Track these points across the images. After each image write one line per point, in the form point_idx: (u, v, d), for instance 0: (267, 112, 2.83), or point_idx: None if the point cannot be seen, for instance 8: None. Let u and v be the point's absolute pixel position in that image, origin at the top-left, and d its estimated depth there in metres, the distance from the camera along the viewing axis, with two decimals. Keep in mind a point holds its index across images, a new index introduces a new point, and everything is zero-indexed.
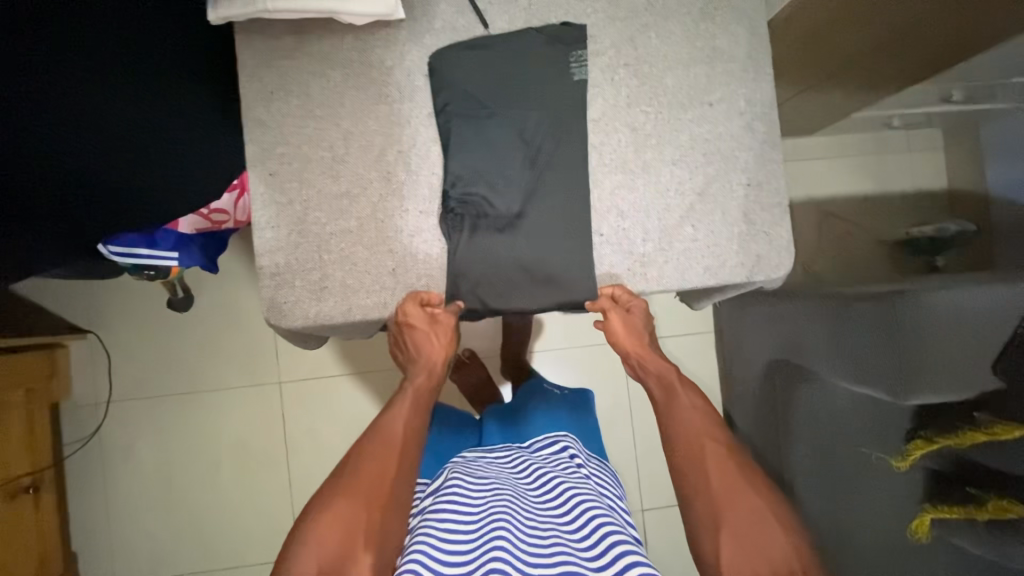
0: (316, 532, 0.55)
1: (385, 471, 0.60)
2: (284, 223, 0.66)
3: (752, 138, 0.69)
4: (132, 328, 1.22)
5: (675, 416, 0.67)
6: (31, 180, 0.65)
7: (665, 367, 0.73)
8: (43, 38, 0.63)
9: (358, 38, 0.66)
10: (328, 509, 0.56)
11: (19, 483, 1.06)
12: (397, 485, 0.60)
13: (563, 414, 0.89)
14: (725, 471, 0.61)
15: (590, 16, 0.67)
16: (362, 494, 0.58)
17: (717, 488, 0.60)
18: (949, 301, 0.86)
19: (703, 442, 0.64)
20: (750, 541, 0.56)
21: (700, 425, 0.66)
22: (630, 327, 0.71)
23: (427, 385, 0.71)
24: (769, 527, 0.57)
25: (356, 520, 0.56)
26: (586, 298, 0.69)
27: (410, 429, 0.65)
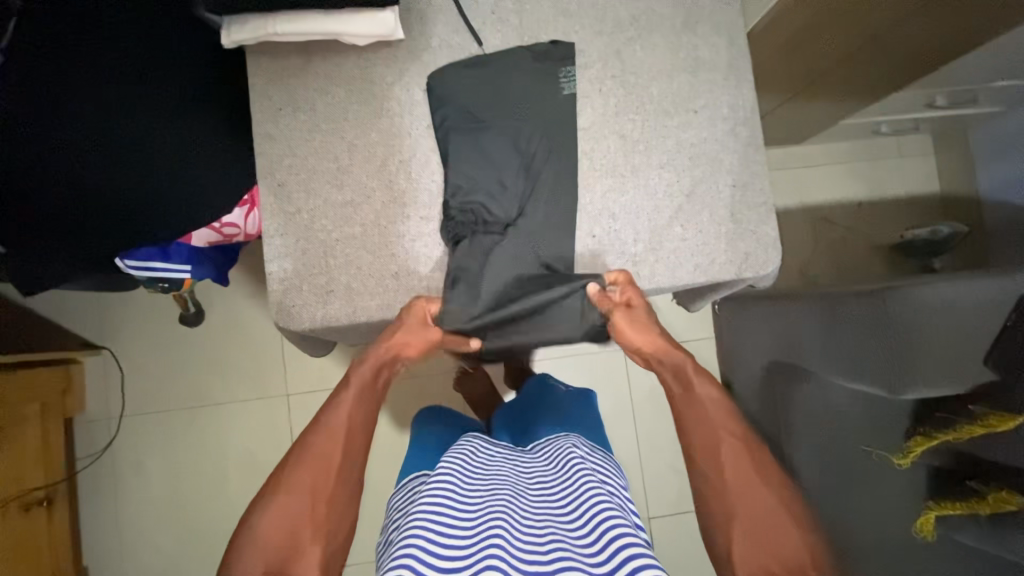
0: (261, 531, 0.55)
1: (329, 462, 0.61)
2: (292, 231, 0.68)
3: (735, 141, 0.72)
4: (145, 344, 1.25)
5: (693, 408, 0.67)
6: (96, 198, 0.79)
7: (678, 359, 0.73)
8: (117, 92, 0.81)
9: (360, 58, 0.70)
10: (275, 507, 0.57)
11: (33, 495, 1.09)
12: (342, 480, 0.60)
13: (566, 414, 0.91)
14: (740, 465, 0.61)
15: (578, 33, 0.72)
16: (307, 489, 0.58)
17: (731, 479, 0.61)
18: (938, 297, 0.88)
19: (719, 436, 0.64)
20: (759, 535, 0.57)
21: (720, 420, 0.66)
22: (640, 325, 0.69)
23: (370, 379, 0.69)
24: (781, 523, 0.57)
25: (302, 512, 0.57)
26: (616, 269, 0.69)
27: (355, 423, 0.65)
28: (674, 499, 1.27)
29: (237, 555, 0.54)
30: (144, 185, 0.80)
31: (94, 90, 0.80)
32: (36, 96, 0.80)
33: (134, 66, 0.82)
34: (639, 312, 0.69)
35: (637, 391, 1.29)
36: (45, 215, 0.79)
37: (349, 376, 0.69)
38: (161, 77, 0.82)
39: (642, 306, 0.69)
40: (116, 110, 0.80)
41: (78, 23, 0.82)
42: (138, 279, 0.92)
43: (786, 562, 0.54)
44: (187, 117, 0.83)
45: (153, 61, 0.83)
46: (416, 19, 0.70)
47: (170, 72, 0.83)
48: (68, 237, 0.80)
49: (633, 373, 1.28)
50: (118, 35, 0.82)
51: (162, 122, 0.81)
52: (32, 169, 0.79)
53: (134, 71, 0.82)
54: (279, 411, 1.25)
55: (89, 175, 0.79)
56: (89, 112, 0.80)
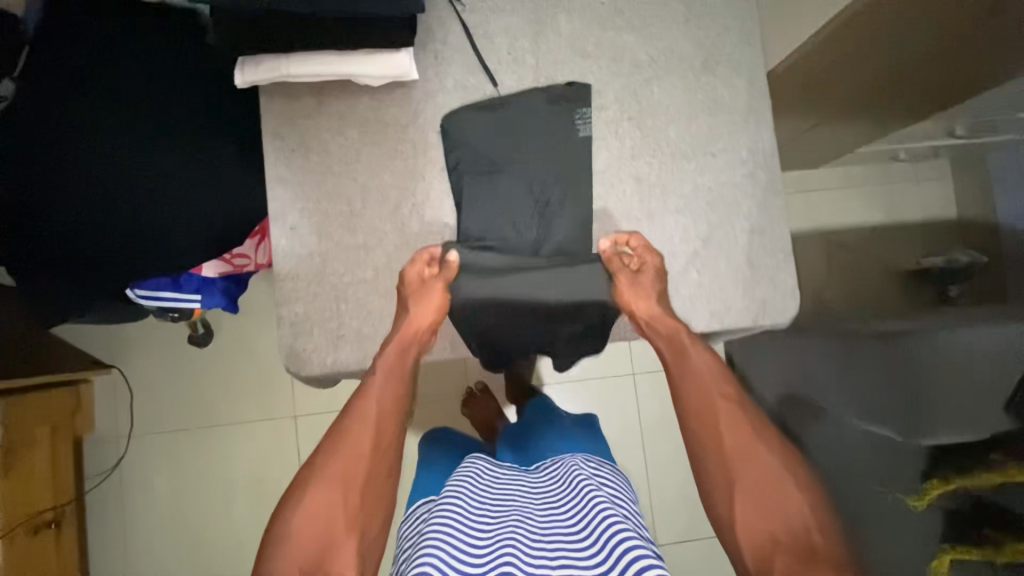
0: (297, 523, 0.58)
1: (360, 452, 0.63)
2: (302, 274, 0.67)
3: (754, 186, 0.71)
4: (154, 362, 1.25)
5: (689, 379, 0.69)
6: (107, 230, 0.79)
7: (673, 324, 0.69)
8: (130, 124, 0.80)
9: (374, 98, 0.69)
10: (309, 502, 0.59)
11: (43, 517, 1.09)
12: (373, 472, 0.63)
13: (571, 432, 0.91)
14: (740, 431, 0.65)
15: (595, 74, 0.71)
16: (340, 483, 0.61)
17: (730, 448, 0.64)
18: (958, 344, 0.87)
19: (717, 403, 0.67)
20: (763, 500, 0.60)
21: (716, 388, 0.68)
22: (641, 291, 0.69)
23: (398, 358, 0.67)
24: (780, 483, 0.61)
25: (335, 505, 0.59)
26: (603, 240, 0.69)
27: (384, 410, 0.66)
28: (681, 526, 1.26)
29: (275, 545, 0.57)
30: (158, 219, 0.80)
31: (104, 121, 0.80)
32: (46, 127, 0.80)
33: (147, 99, 0.82)
34: (645, 279, 0.69)
35: (647, 417, 1.27)
36: (57, 247, 0.79)
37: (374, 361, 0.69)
38: (174, 109, 0.82)
39: (654, 271, 0.69)
40: (128, 142, 0.80)
41: (89, 52, 0.82)
42: (149, 309, 0.92)
43: (789, 524, 0.58)
44: (200, 149, 0.82)
45: (165, 93, 0.82)
46: (431, 59, 0.69)
47: (183, 104, 0.83)
48: (80, 269, 0.80)
49: (643, 398, 1.27)
50: (129, 65, 0.82)
51: (175, 153, 0.81)
52: (43, 199, 0.79)
53: (147, 103, 0.81)
54: (286, 432, 1.25)
55: (101, 209, 0.79)
56: (99, 145, 0.79)
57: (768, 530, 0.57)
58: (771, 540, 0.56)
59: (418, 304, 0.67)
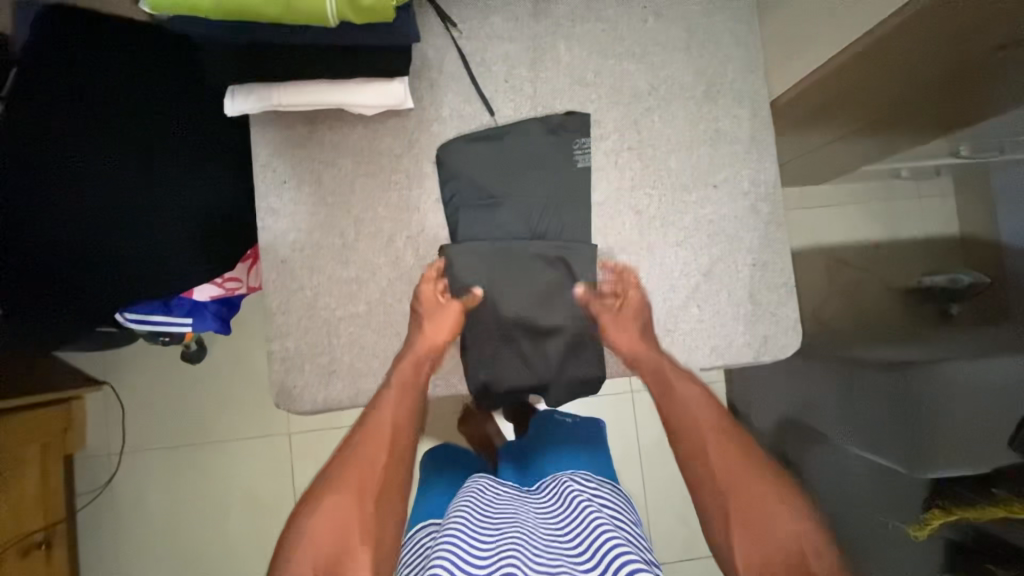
0: (309, 536, 0.55)
1: (374, 462, 0.60)
2: (294, 308, 0.66)
3: (756, 218, 0.70)
4: (146, 379, 1.24)
5: (678, 410, 0.66)
6: (95, 256, 0.78)
7: (656, 360, 0.68)
8: (119, 147, 0.79)
9: (368, 127, 0.67)
10: (322, 510, 0.57)
11: (33, 538, 1.08)
12: (386, 481, 0.60)
13: (573, 447, 0.88)
14: (729, 458, 0.61)
15: (594, 103, 0.69)
16: (353, 491, 0.58)
17: (721, 478, 0.60)
18: (964, 375, 0.83)
19: (705, 433, 0.64)
20: (758, 530, 0.56)
21: (705, 416, 0.65)
22: (626, 326, 0.68)
23: (413, 377, 0.65)
24: (775, 512, 0.56)
25: (349, 517, 0.56)
26: (579, 285, 0.68)
27: (398, 420, 0.63)
28: (680, 546, 1.25)
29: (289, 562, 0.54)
30: (148, 244, 0.79)
31: (93, 144, 0.78)
32: (32, 150, 0.78)
33: (137, 121, 0.80)
34: (629, 313, 0.68)
35: (645, 436, 1.26)
36: (45, 273, 0.77)
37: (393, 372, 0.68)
38: (164, 131, 0.81)
39: (637, 304, 0.68)
40: (117, 166, 0.78)
41: (76, 72, 0.80)
42: (139, 333, 0.90)
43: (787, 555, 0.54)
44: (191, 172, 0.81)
45: (155, 115, 0.81)
46: (427, 88, 0.67)
47: (174, 127, 0.81)
48: (68, 295, 0.79)
49: (641, 416, 1.26)
50: (119, 86, 0.80)
51: (166, 177, 0.80)
52: (28, 224, 0.77)
53: (137, 126, 0.80)
54: (281, 450, 1.24)
55: (89, 235, 0.77)
56: (86, 168, 0.78)
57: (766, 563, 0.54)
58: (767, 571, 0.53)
59: (431, 323, 0.66)
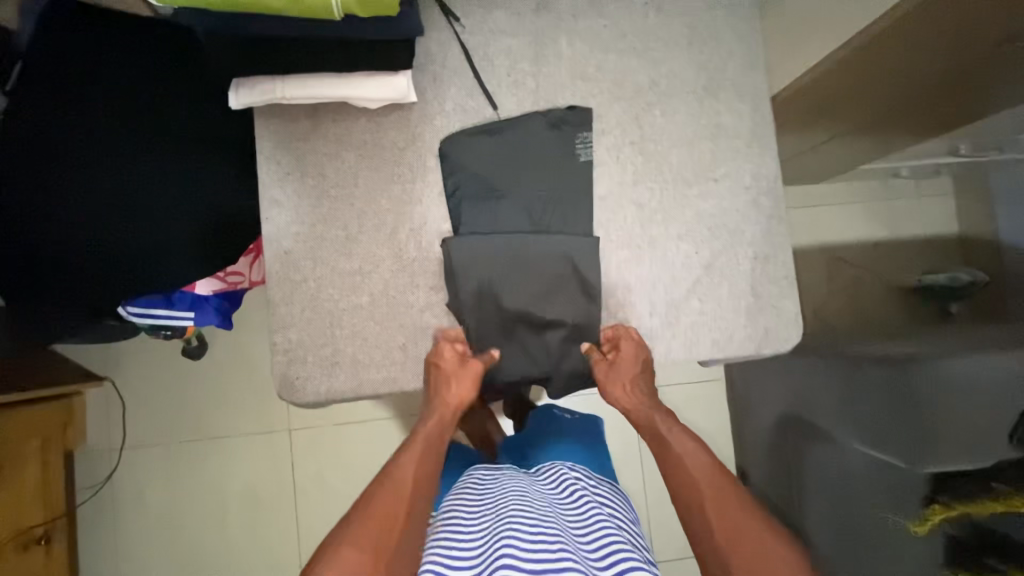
0: None
1: (393, 517, 0.62)
2: (297, 300, 0.66)
3: (757, 212, 0.70)
4: (147, 375, 1.24)
5: (674, 467, 0.67)
6: (99, 250, 0.78)
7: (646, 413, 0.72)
8: (123, 141, 0.79)
9: (371, 120, 0.67)
10: (336, 561, 0.57)
11: (31, 534, 1.07)
12: (404, 538, 0.61)
13: (573, 445, 0.88)
14: (726, 514, 0.61)
15: (596, 97, 0.69)
16: (368, 546, 0.59)
17: (722, 539, 0.60)
18: (965, 368, 0.85)
19: (701, 489, 0.64)
20: None
21: (702, 470, 0.66)
22: (621, 379, 0.68)
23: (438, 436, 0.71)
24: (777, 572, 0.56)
25: (363, 570, 0.57)
26: (585, 341, 0.70)
27: (418, 480, 0.66)
28: (680, 544, 1.25)
29: None
30: (151, 238, 0.79)
31: (97, 139, 0.79)
32: (36, 145, 0.78)
33: (140, 116, 0.80)
34: (622, 368, 0.68)
35: None
36: (49, 267, 0.78)
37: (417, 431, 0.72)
38: (167, 126, 0.81)
39: (629, 356, 0.67)
40: (120, 161, 0.79)
41: (80, 67, 0.80)
42: (140, 326, 0.90)
43: None
44: (193, 168, 0.81)
45: (158, 111, 0.81)
46: (429, 81, 0.68)
47: (177, 121, 0.82)
48: (70, 288, 0.79)
49: None
50: (124, 81, 0.81)
51: (170, 171, 0.80)
52: (32, 217, 0.77)
53: (141, 121, 0.80)
54: (281, 446, 1.24)
55: (93, 229, 0.78)
56: (90, 163, 0.78)
57: None
58: None
59: (455, 382, 0.67)
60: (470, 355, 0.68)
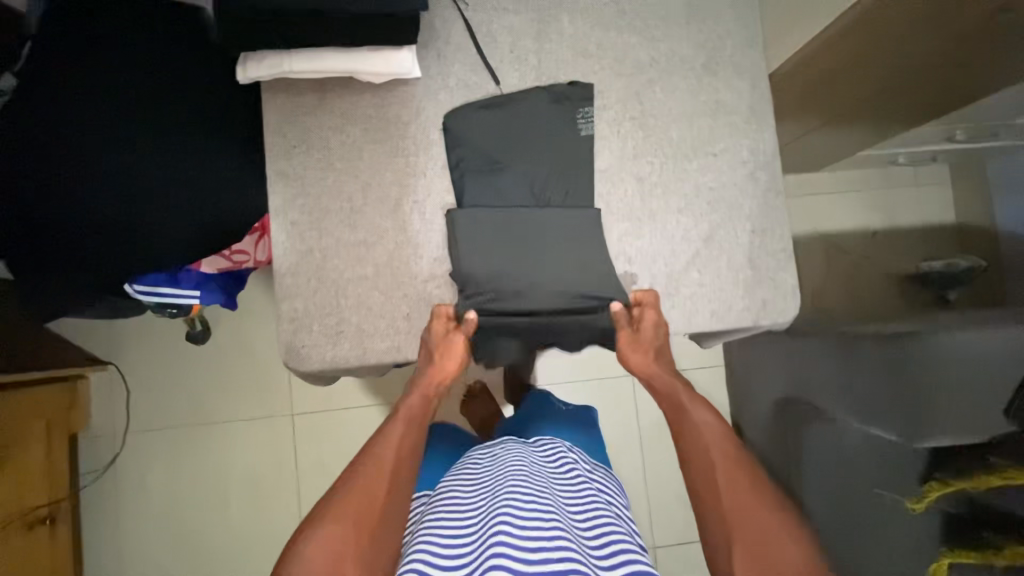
0: (304, 559, 0.56)
1: (375, 490, 0.61)
2: (303, 270, 0.67)
3: (756, 186, 0.71)
4: (150, 359, 1.25)
5: (687, 432, 0.67)
6: (107, 225, 0.79)
7: (669, 381, 0.74)
8: (130, 118, 0.80)
9: (376, 95, 0.69)
10: (318, 537, 0.57)
11: (36, 514, 1.08)
12: (386, 510, 0.60)
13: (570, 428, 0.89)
14: (734, 479, 0.61)
15: (597, 74, 0.71)
16: (352, 520, 0.58)
17: (727, 499, 0.60)
18: (955, 343, 0.89)
19: (712, 453, 0.64)
20: (760, 553, 0.56)
21: (715, 437, 0.66)
22: (641, 348, 0.68)
23: (421, 409, 0.72)
24: (779, 539, 0.56)
25: (345, 543, 0.57)
26: (615, 299, 0.69)
27: (401, 453, 0.66)
28: (680, 528, 1.26)
29: None
30: (157, 214, 0.80)
31: (105, 117, 0.80)
32: (45, 122, 0.80)
33: (148, 94, 0.82)
34: (645, 336, 0.67)
35: (646, 418, 1.27)
36: (57, 241, 0.79)
37: (399, 408, 0.72)
38: (173, 105, 0.82)
39: (650, 326, 0.67)
40: (127, 137, 0.80)
41: (89, 47, 0.82)
42: (147, 304, 0.91)
43: None
44: (199, 146, 0.82)
45: (165, 90, 0.82)
46: (433, 57, 0.69)
47: (184, 100, 0.83)
48: (78, 263, 0.80)
49: (642, 399, 1.27)
50: (133, 61, 0.82)
51: (176, 148, 0.81)
52: (43, 194, 0.78)
53: (148, 99, 0.81)
54: (283, 430, 1.25)
55: (101, 204, 0.79)
56: (98, 140, 0.79)
57: None
58: None
59: (442, 357, 0.67)
60: (456, 330, 0.67)
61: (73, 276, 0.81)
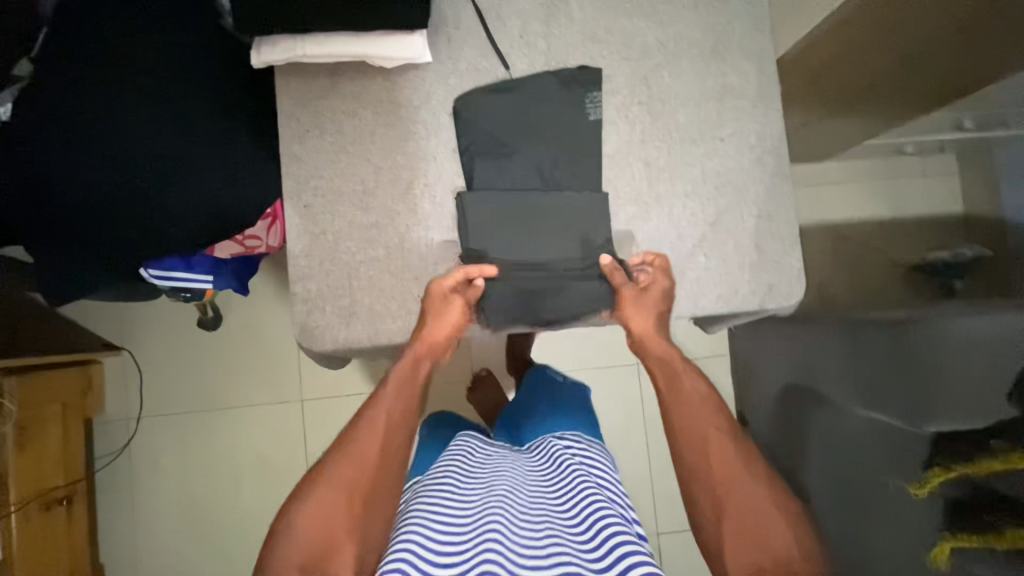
0: (298, 525, 0.58)
1: (364, 459, 0.61)
2: (316, 252, 0.69)
3: (762, 171, 0.72)
4: (163, 345, 1.27)
5: (682, 407, 0.67)
6: (123, 209, 0.81)
7: (668, 350, 0.72)
8: (145, 104, 0.82)
9: (387, 80, 0.70)
10: (311, 504, 0.59)
11: (53, 495, 1.10)
12: (377, 478, 0.61)
13: (569, 405, 0.91)
14: (727, 456, 0.62)
15: (606, 59, 0.71)
16: (342, 488, 0.59)
17: (719, 473, 0.61)
18: (962, 329, 0.87)
19: (708, 431, 0.64)
20: (749, 527, 0.58)
21: (710, 413, 0.66)
22: (644, 307, 0.70)
23: (413, 371, 0.69)
24: (770, 515, 0.58)
25: (337, 510, 0.58)
26: (603, 255, 0.69)
27: (392, 420, 0.65)
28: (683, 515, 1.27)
29: (280, 545, 0.57)
30: (171, 198, 0.81)
31: (122, 102, 0.81)
32: (62, 108, 0.81)
33: (162, 80, 0.83)
34: (650, 296, 0.70)
35: (650, 405, 1.29)
36: (75, 225, 0.81)
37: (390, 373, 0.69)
38: (186, 90, 0.83)
39: (655, 287, 0.70)
40: (142, 123, 0.81)
41: (104, 33, 0.83)
42: (162, 289, 0.94)
43: (776, 556, 0.56)
44: (212, 131, 0.84)
45: (178, 75, 0.83)
46: (444, 42, 0.70)
47: (197, 86, 0.84)
48: (96, 247, 0.82)
49: (646, 386, 1.29)
50: (148, 47, 0.83)
51: (190, 134, 0.82)
52: (60, 179, 0.80)
53: (163, 85, 0.83)
54: (293, 416, 1.27)
55: (116, 188, 0.80)
56: (115, 126, 0.81)
57: (754, 560, 0.56)
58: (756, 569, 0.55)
59: (435, 321, 0.68)
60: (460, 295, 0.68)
61: (92, 259, 0.83)
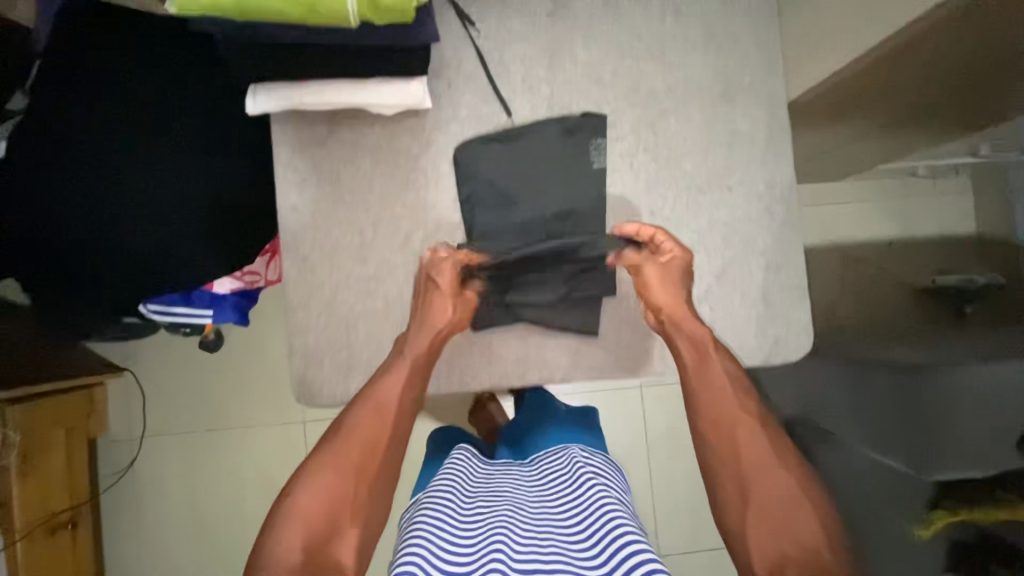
0: (301, 506, 0.56)
1: (375, 440, 0.60)
2: (314, 304, 0.68)
3: (771, 220, 0.70)
4: (165, 366, 1.27)
5: (710, 388, 0.64)
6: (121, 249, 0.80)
7: (699, 329, 0.66)
8: (141, 142, 0.80)
9: (386, 127, 0.68)
10: (316, 484, 0.57)
11: (59, 518, 1.12)
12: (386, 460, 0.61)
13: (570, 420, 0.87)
14: (756, 445, 0.60)
15: (611, 104, 0.69)
16: (350, 471, 0.58)
17: (747, 460, 0.59)
18: (970, 379, 0.88)
19: (737, 417, 0.62)
20: (775, 517, 0.55)
21: (739, 401, 0.63)
22: (670, 283, 0.67)
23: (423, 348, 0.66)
24: (800, 506, 0.55)
25: (344, 492, 0.57)
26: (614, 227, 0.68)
27: (401, 401, 0.64)
28: (686, 537, 1.27)
29: (279, 527, 0.55)
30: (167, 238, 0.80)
31: (117, 140, 0.80)
32: (56, 146, 0.80)
33: (158, 117, 0.81)
34: (668, 268, 0.67)
35: (654, 428, 1.28)
36: (73, 265, 0.80)
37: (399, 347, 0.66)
38: (182, 126, 0.82)
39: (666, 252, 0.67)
40: (138, 162, 0.80)
41: (97, 68, 0.81)
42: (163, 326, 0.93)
43: (802, 544, 0.53)
44: (208, 168, 0.82)
45: (174, 111, 0.82)
46: (444, 86, 0.68)
47: (193, 121, 0.82)
48: (94, 287, 0.82)
49: (650, 410, 1.28)
50: (143, 83, 0.82)
51: (186, 172, 0.81)
52: (56, 218, 0.79)
53: (159, 122, 0.81)
54: (296, 436, 1.27)
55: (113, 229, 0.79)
56: (109, 165, 0.79)
57: (779, 549, 0.53)
58: (781, 558, 0.52)
59: (441, 300, 0.67)
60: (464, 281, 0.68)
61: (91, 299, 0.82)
